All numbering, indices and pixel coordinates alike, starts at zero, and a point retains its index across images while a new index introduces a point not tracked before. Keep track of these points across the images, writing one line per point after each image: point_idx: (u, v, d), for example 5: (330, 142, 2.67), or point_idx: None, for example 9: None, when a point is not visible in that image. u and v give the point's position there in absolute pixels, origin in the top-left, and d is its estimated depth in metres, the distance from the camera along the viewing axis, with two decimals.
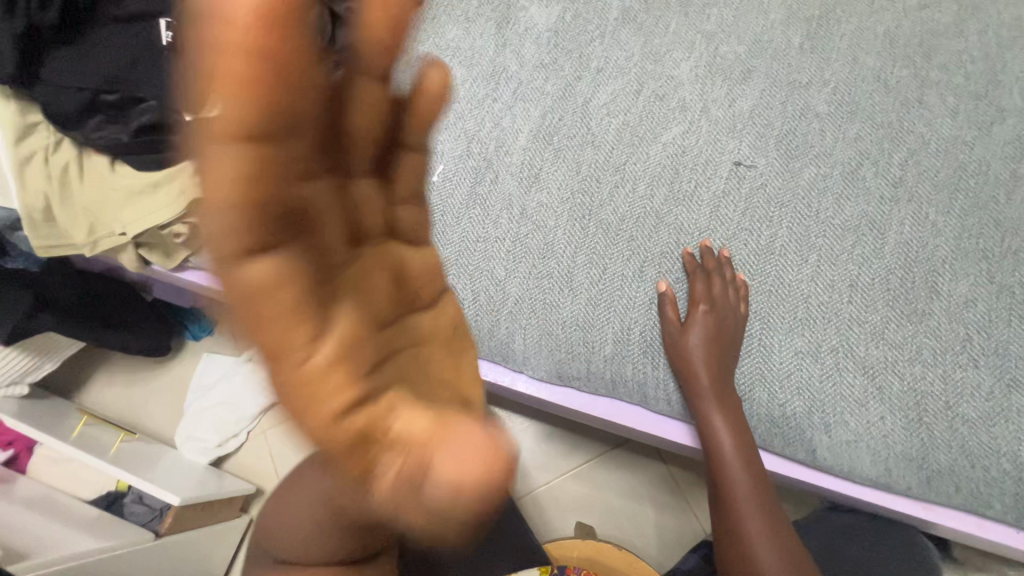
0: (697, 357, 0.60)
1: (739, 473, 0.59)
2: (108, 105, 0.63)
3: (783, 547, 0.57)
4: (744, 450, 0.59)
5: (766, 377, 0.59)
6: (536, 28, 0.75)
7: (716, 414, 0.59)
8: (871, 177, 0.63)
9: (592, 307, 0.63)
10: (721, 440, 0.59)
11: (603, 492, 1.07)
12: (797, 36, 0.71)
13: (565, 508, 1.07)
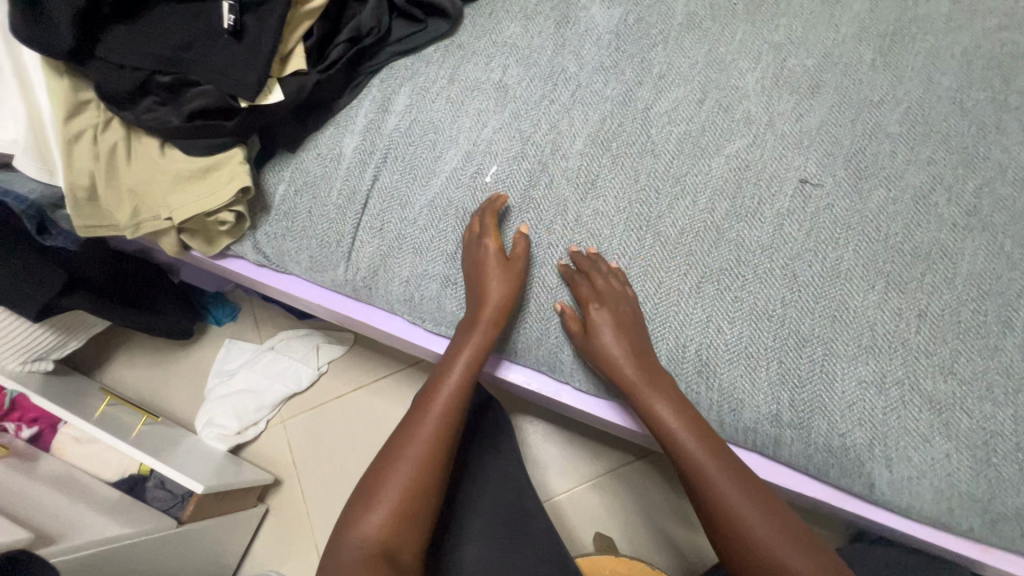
0: (622, 360, 0.58)
1: (699, 450, 0.54)
2: (162, 86, 0.62)
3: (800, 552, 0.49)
4: (690, 423, 0.55)
5: (826, 404, 0.56)
6: (597, 29, 0.73)
7: (646, 390, 0.57)
8: (943, 203, 0.61)
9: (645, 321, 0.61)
10: (665, 416, 0.56)
11: (625, 505, 1.05)
12: (868, 51, 0.68)
13: (586, 518, 1.05)
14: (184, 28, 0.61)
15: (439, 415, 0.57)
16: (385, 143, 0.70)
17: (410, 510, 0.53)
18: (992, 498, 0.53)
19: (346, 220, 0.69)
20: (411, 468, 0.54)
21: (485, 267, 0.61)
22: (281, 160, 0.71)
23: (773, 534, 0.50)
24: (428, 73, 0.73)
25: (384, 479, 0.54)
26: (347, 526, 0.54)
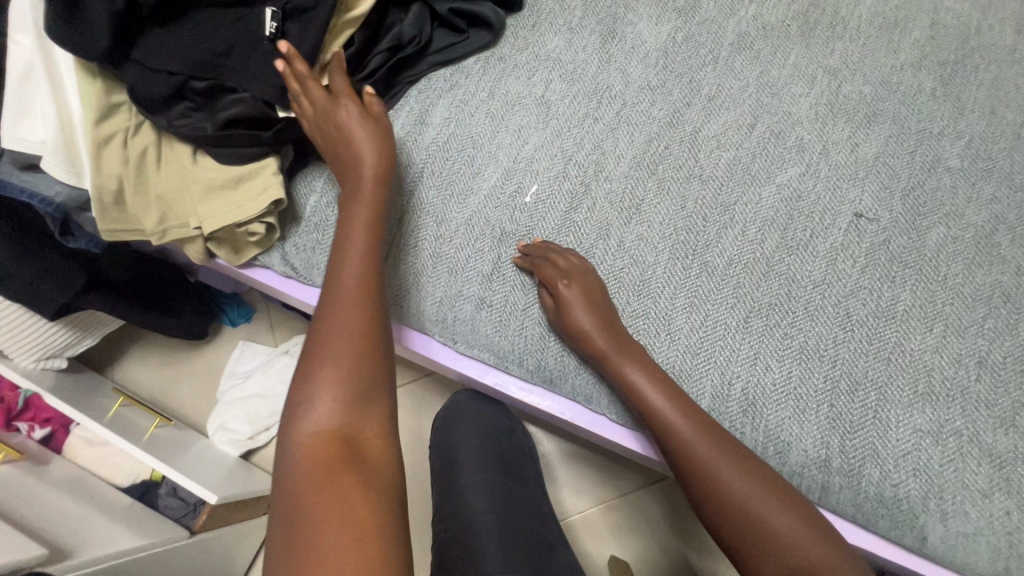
0: (591, 328, 0.57)
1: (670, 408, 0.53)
2: (200, 93, 0.60)
3: (788, 503, 0.49)
4: (659, 381, 0.55)
5: (879, 452, 0.54)
6: (644, 46, 0.71)
7: (609, 347, 0.56)
8: (1007, 244, 0.58)
9: (689, 355, 0.58)
10: (633, 375, 0.55)
11: (642, 530, 1.03)
12: (928, 80, 0.66)
13: (601, 543, 1.03)
14: (226, 34, 0.59)
15: (355, 310, 0.46)
16: (422, 156, 0.68)
17: (361, 373, 0.43)
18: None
19: (379, 234, 0.67)
20: (332, 356, 0.43)
21: (349, 129, 0.56)
22: (313, 170, 0.69)
23: (758, 493, 0.49)
24: (468, 85, 0.71)
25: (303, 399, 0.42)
26: (284, 416, 0.41)
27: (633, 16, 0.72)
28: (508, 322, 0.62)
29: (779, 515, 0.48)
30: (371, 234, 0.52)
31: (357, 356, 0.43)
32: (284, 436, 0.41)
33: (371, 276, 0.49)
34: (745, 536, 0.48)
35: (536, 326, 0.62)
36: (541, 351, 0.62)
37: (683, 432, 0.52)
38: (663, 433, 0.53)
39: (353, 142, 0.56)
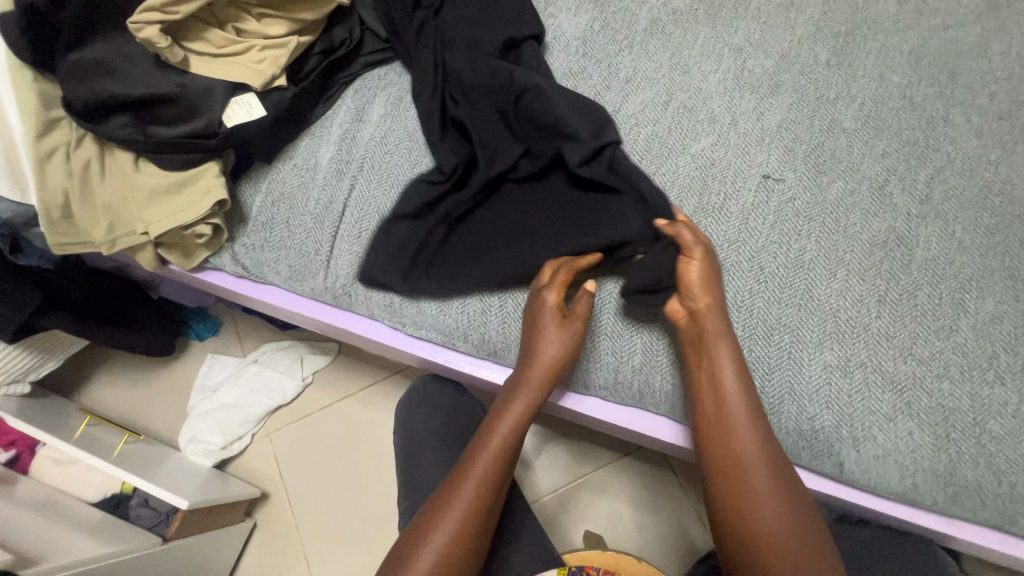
0: (708, 308, 0.56)
1: (753, 439, 0.54)
2: (137, 102, 0.62)
3: (793, 513, 0.52)
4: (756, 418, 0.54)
5: (795, 388, 0.59)
6: (564, 37, 0.75)
7: (724, 366, 0.55)
8: (899, 193, 0.64)
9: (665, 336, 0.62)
10: (731, 397, 0.55)
11: (614, 505, 1.06)
12: (823, 51, 0.72)
13: (576, 520, 1.06)
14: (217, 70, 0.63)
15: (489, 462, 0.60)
16: (362, 153, 0.71)
17: (471, 523, 0.58)
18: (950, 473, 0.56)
19: (324, 228, 0.70)
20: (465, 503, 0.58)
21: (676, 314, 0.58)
22: (258, 172, 0.72)
23: (771, 502, 0.52)
24: (402, 82, 0.74)
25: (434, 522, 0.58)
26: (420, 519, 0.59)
27: (552, 9, 0.77)
28: (451, 302, 0.66)
29: (777, 518, 0.52)
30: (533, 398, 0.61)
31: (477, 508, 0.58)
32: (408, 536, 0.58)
33: (496, 473, 0.60)
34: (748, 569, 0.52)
35: (477, 302, 0.65)
36: (484, 325, 0.65)
37: (752, 466, 0.53)
38: (732, 459, 0.54)
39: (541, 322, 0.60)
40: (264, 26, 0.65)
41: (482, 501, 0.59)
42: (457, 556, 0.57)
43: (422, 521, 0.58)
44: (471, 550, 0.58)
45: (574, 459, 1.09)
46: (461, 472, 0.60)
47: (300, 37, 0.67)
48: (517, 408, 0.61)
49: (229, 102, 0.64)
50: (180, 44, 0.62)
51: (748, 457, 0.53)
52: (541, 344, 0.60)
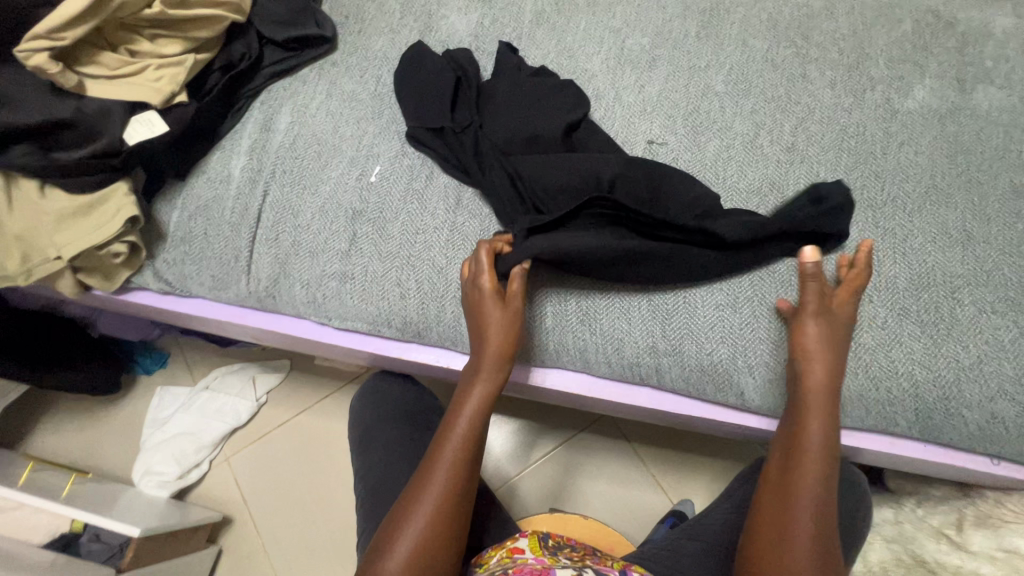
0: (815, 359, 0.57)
1: (817, 438, 0.55)
2: (37, 129, 0.63)
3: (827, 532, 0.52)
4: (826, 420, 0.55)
5: (691, 327, 0.64)
6: (457, 34, 0.80)
7: (817, 382, 0.56)
8: (768, 144, 0.71)
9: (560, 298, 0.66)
10: (806, 410, 0.56)
11: (578, 479, 1.03)
12: (692, 26, 0.78)
13: (541, 500, 1.02)
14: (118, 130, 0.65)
15: (457, 449, 0.58)
16: (273, 160, 0.74)
17: (444, 510, 0.55)
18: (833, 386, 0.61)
19: (241, 235, 0.72)
20: (439, 490, 0.56)
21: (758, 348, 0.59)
22: (172, 189, 0.74)
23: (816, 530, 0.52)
24: (306, 90, 0.77)
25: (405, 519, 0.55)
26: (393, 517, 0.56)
27: (444, 10, 0.81)
28: (371, 290, 0.69)
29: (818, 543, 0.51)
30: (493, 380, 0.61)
31: (449, 495, 0.56)
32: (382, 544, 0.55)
33: (469, 462, 0.58)
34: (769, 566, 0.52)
35: (395, 287, 0.68)
36: (405, 308, 0.69)
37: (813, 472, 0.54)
38: (790, 465, 0.55)
39: (486, 293, 0.61)
40: (157, 45, 0.69)
41: (453, 492, 0.56)
42: (434, 552, 0.54)
43: (387, 530, 0.55)
44: (448, 545, 0.55)
45: (531, 442, 1.06)
46: (429, 461, 0.58)
47: (197, 55, 0.70)
48: (476, 396, 0.60)
49: (129, 121, 0.66)
50: (74, 69, 0.64)
51: (804, 460, 0.54)
52: (489, 330, 0.61)
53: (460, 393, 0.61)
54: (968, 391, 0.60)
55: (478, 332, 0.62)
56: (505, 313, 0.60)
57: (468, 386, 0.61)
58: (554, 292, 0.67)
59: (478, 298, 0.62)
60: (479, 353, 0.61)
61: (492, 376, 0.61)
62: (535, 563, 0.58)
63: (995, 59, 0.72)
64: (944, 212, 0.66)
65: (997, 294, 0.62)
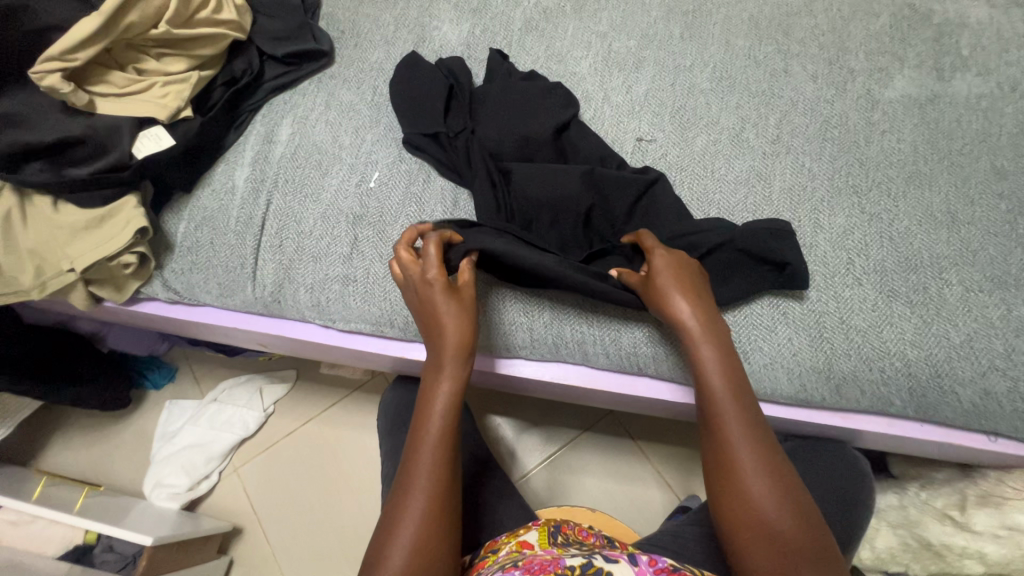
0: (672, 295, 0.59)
1: (722, 397, 0.56)
2: (49, 146, 0.66)
3: (788, 498, 0.53)
4: (728, 378, 0.57)
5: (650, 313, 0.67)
6: (449, 44, 0.83)
7: (704, 346, 0.58)
8: (754, 137, 0.73)
9: (516, 299, 0.69)
10: (710, 378, 0.57)
11: (588, 474, 1.04)
12: (676, 27, 0.80)
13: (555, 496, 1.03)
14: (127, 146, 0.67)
15: (434, 443, 0.57)
16: (275, 170, 0.76)
17: (438, 509, 0.55)
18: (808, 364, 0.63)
19: (247, 243, 0.74)
20: (426, 488, 0.55)
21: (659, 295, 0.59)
22: (179, 202, 0.76)
23: (764, 494, 0.53)
24: (306, 103, 0.80)
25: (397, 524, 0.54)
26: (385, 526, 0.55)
27: (436, 22, 0.84)
28: (373, 291, 0.71)
29: (775, 510, 0.52)
30: (456, 369, 0.60)
31: (437, 491, 0.55)
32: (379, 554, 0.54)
33: (446, 453, 0.57)
34: (739, 534, 0.53)
35: (397, 287, 0.70)
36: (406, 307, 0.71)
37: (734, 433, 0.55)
38: (710, 421, 0.57)
39: (436, 293, 0.60)
40: (163, 64, 0.72)
41: (437, 487, 0.56)
42: (432, 549, 0.53)
43: (381, 539, 0.54)
44: (445, 539, 0.54)
45: (542, 439, 1.06)
46: (408, 462, 0.57)
47: (201, 71, 0.74)
48: (443, 390, 0.59)
49: (138, 137, 0.70)
50: (85, 88, 0.67)
51: (725, 420, 0.56)
52: (445, 324, 0.59)
53: (425, 390, 0.60)
54: (961, 367, 0.61)
55: (433, 330, 0.60)
56: (457, 308, 0.60)
57: (433, 382, 0.60)
58: (510, 291, 0.69)
59: (425, 295, 0.60)
60: (441, 351, 0.60)
61: (455, 372, 0.60)
62: (545, 553, 0.58)
63: (971, 47, 0.75)
64: (928, 195, 0.67)
65: (983, 272, 0.63)
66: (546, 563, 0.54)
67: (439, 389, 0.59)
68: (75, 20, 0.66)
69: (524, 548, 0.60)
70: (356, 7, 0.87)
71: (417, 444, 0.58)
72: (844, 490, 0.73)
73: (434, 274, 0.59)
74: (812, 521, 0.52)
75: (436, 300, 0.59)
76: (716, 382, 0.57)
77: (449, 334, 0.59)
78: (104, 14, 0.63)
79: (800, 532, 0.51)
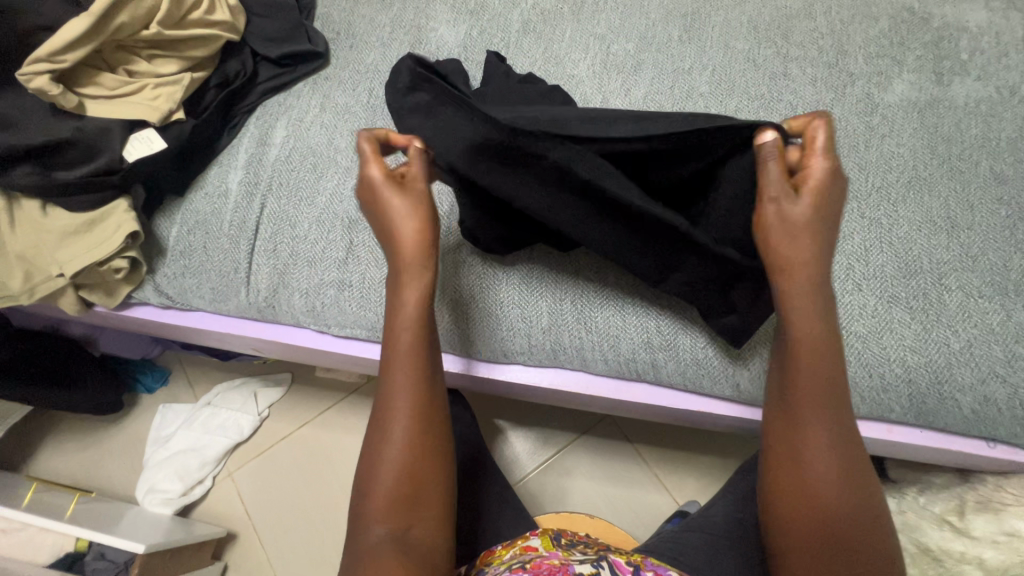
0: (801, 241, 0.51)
1: (821, 363, 0.51)
2: (37, 149, 0.65)
3: (846, 477, 0.51)
4: (830, 351, 0.51)
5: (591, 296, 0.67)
6: (446, 46, 0.82)
7: (800, 306, 0.51)
8: None
9: (473, 280, 0.69)
10: (800, 340, 0.51)
11: (584, 478, 1.03)
12: (675, 30, 0.80)
13: (551, 500, 1.02)
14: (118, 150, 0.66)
15: (409, 381, 0.56)
16: (269, 173, 0.75)
17: (419, 454, 0.55)
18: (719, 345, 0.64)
19: (240, 247, 0.73)
20: (403, 430, 0.55)
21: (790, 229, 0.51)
22: (171, 206, 0.75)
23: (830, 474, 0.51)
24: (301, 105, 0.79)
25: (377, 468, 0.55)
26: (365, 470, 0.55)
27: (432, 23, 0.83)
28: (369, 296, 0.70)
29: (833, 491, 0.51)
30: (424, 291, 0.57)
31: (417, 432, 0.55)
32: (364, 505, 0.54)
33: (416, 377, 0.56)
34: (790, 495, 0.53)
35: None
36: None
37: (815, 402, 0.52)
38: (788, 401, 0.53)
39: (382, 195, 0.57)
40: (155, 65, 0.70)
41: (416, 414, 0.56)
42: (413, 494, 0.54)
43: (364, 495, 0.55)
44: (429, 478, 0.55)
45: (538, 443, 1.06)
46: (384, 404, 0.56)
47: (194, 74, 0.73)
48: (407, 311, 0.57)
49: (127, 140, 0.68)
50: (75, 90, 0.66)
51: (809, 388, 0.52)
52: (395, 226, 0.57)
53: (393, 312, 0.58)
54: (961, 374, 0.60)
55: (385, 229, 0.58)
56: (405, 203, 0.57)
57: (400, 298, 0.58)
58: (509, 291, 0.68)
59: (368, 188, 0.58)
60: (394, 260, 0.58)
61: (418, 275, 0.57)
62: (551, 557, 0.58)
63: (969, 51, 0.74)
64: (928, 200, 0.67)
65: (982, 278, 0.63)
66: (556, 570, 0.54)
67: (403, 304, 0.57)
68: (64, 20, 0.65)
69: (526, 552, 0.60)
70: (351, 8, 0.86)
71: (390, 379, 0.56)
72: None
73: (379, 174, 0.56)
74: (865, 494, 0.52)
75: (381, 198, 0.57)
76: (816, 347, 0.51)
77: (398, 234, 0.57)
78: (92, 16, 0.62)
79: (851, 500, 0.51)
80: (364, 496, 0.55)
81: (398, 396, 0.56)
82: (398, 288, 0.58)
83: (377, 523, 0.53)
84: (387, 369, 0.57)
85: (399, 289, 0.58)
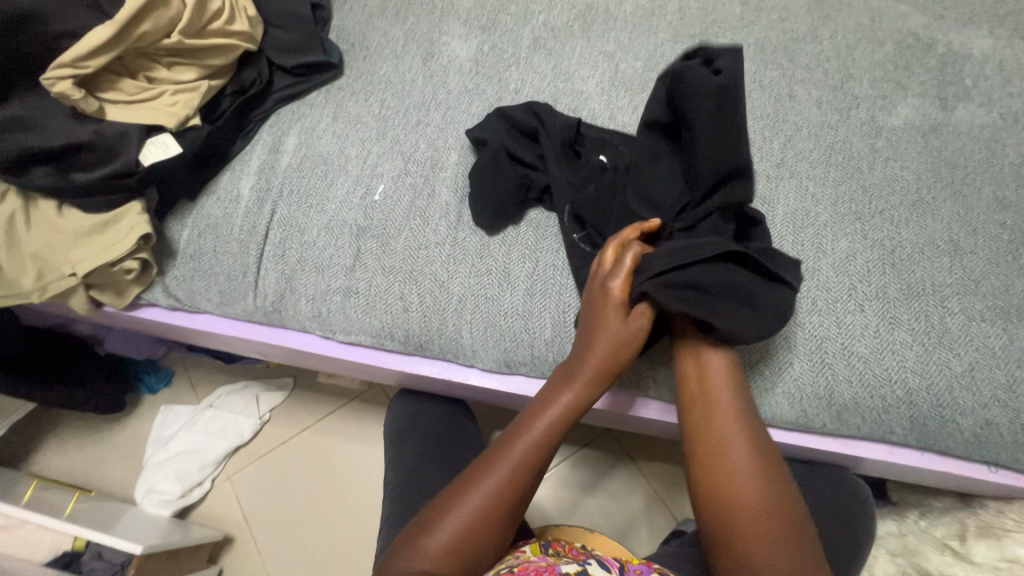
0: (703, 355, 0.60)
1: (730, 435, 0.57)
2: (57, 151, 0.67)
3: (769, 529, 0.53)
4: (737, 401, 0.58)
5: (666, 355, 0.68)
6: (458, 59, 0.84)
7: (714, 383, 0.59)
8: (758, 160, 0.73)
9: (542, 327, 0.67)
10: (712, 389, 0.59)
11: (583, 492, 1.03)
12: (683, 50, 0.81)
13: (549, 513, 1.02)
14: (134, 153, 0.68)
15: (565, 399, 0.59)
16: (280, 180, 0.77)
17: (530, 464, 0.57)
18: (824, 387, 0.63)
19: (249, 252, 0.74)
20: (532, 441, 0.58)
21: (632, 342, 0.59)
22: (183, 209, 0.76)
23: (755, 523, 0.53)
24: (314, 114, 0.81)
25: (491, 461, 0.58)
26: (479, 461, 0.59)
27: (445, 38, 0.85)
28: (375, 303, 0.71)
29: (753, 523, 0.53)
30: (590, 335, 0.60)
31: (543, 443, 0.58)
32: (458, 481, 0.58)
33: (530, 468, 0.57)
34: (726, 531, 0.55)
35: (398, 300, 0.70)
36: (408, 321, 0.70)
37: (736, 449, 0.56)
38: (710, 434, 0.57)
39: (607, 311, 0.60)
40: (174, 73, 0.72)
41: (508, 489, 0.56)
42: (511, 496, 0.56)
43: (464, 476, 0.58)
44: (526, 486, 0.57)
45: None
46: (528, 416, 0.60)
47: (211, 81, 0.75)
48: (585, 352, 0.60)
49: (144, 143, 0.69)
50: (95, 95, 0.68)
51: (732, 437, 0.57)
52: (599, 343, 0.59)
53: (582, 337, 0.61)
54: (962, 398, 0.61)
55: (592, 319, 0.61)
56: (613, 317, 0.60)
57: (587, 330, 0.61)
58: (524, 297, 0.68)
59: (609, 306, 0.60)
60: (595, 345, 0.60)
61: (617, 350, 0.59)
62: (538, 560, 0.59)
63: (974, 78, 0.75)
64: (931, 223, 0.68)
65: (985, 303, 0.63)
66: (543, 571, 0.55)
67: (585, 344, 0.61)
68: (87, 27, 0.67)
69: (516, 554, 0.60)
70: (366, 21, 0.88)
71: (553, 390, 0.61)
72: (844, 516, 0.73)
73: (617, 285, 0.60)
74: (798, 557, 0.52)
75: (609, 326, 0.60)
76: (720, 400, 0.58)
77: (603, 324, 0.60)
78: (117, 24, 0.64)
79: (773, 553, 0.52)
80: (467, 474, 0.58)
81: (567, 408, 0.59)
82: (588, 329, 0.61)
83: (452, 513, 0.55)
84: (557, 381, 0.61)
85: (564, 388, 0.60)
